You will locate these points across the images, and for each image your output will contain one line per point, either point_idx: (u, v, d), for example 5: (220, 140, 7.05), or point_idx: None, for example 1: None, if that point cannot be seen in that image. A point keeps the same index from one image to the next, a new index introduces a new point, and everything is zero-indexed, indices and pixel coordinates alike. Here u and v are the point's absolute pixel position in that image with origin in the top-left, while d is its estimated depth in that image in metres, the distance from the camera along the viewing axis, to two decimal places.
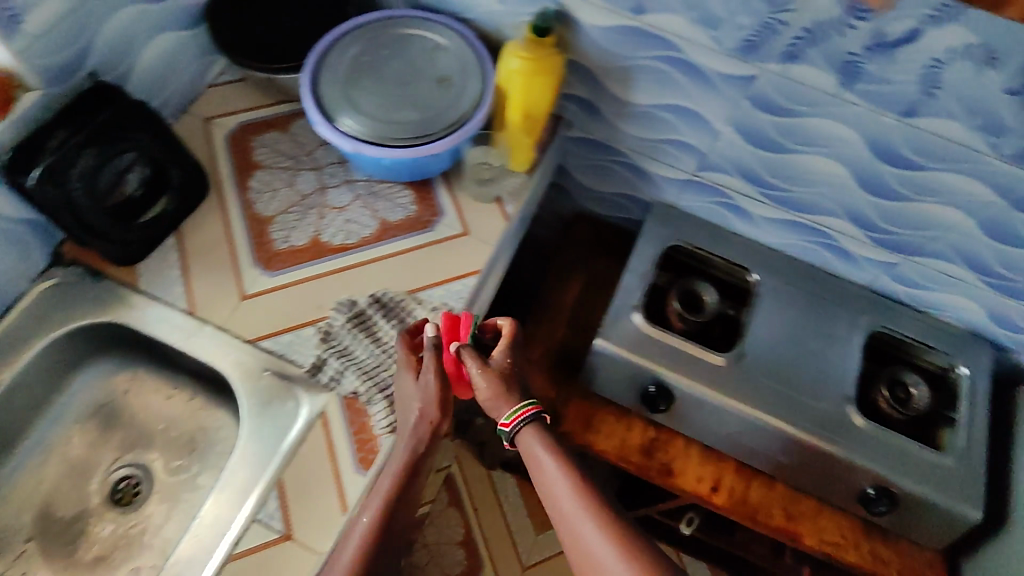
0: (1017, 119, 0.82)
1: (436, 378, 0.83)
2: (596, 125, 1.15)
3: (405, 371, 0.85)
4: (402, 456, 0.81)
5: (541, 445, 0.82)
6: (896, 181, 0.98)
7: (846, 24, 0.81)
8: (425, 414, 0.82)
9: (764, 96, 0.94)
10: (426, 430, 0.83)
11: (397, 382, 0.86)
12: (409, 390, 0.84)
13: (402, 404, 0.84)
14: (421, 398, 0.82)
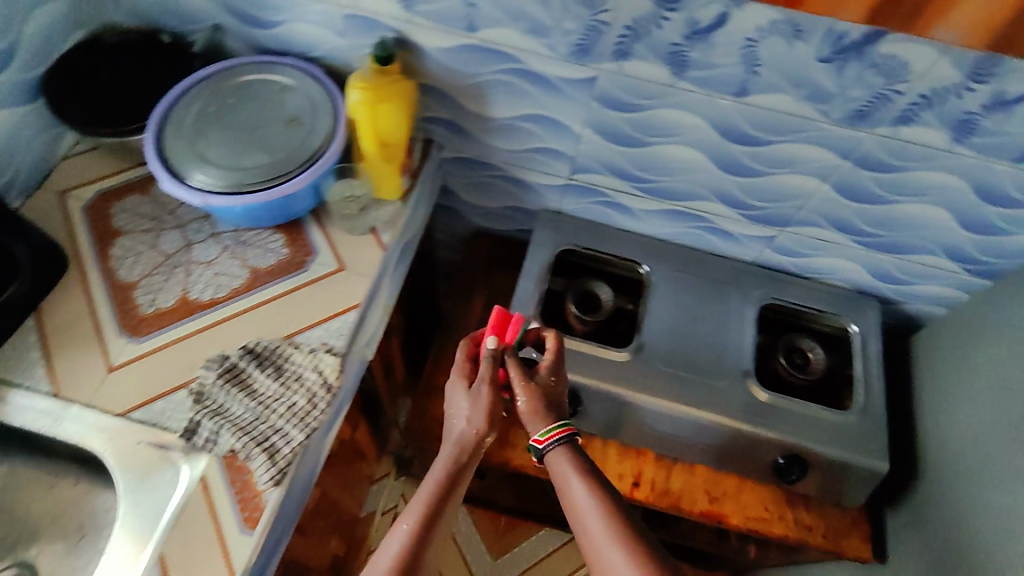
0: (837, 85, 0.86)
1: (487, 388, 0.91)
2: (466, 143, 1.16)
3: (458, 386, 0.93)
4: (443, 464, 0.87)
5: (568, 466, 0.84)
6: (749, 159, 1.01)
7: (660, 17, 0.83)
8: (472, 425, 0.89)
9: (608, 94, 0.96)
10: (472, 440, 0.89)
11: (450, 398, 0.93)
12: (461, 402, 0.91)
13: (452, 421, 0.91)
14: (471, 407, 0.90)
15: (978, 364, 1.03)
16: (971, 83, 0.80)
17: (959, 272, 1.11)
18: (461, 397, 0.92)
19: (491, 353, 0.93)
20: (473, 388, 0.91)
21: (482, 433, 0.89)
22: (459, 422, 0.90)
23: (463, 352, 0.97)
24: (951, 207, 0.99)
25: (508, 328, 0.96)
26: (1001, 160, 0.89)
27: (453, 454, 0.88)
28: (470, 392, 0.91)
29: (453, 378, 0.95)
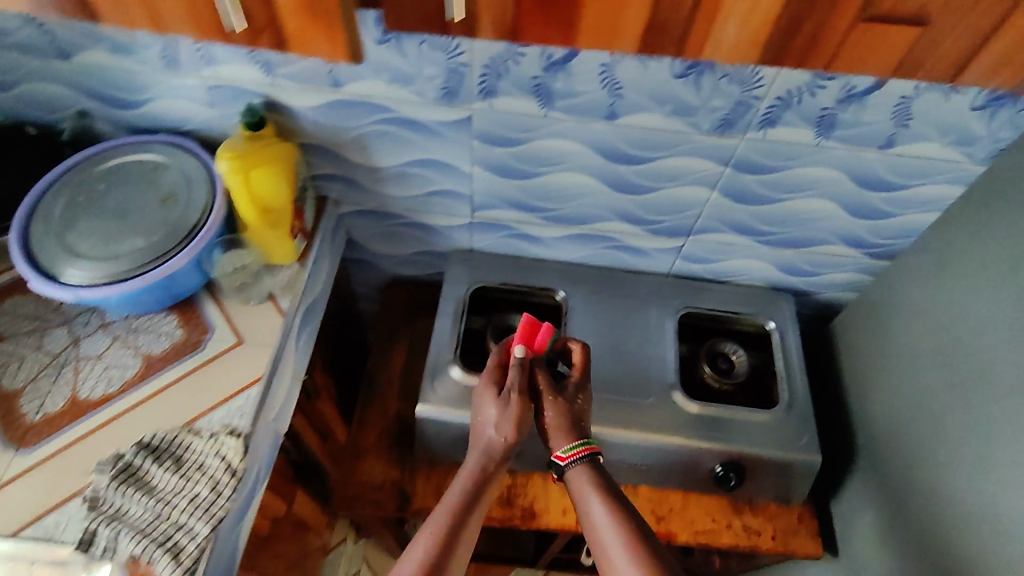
0: (698, 97, 0.88)
1: (516, 398, 0.90)
2: (361, 196, 1.15)
3: (487, 396, 0.92)
4: (470, 473, 0.87)
5: (589, 483, 0.84)
6: (636, 176, 1.02)
7: (515, 54, 0.84)
8: (498, 433, 0.89)
9: (486, 131, 0.97)
10: (497, 450, 0.89)
11: (480, 406, 0.93)
12: (489, 412, 0.91)
13: (480, 430, 0.91)
14: (503, 415, 0.90)
15: (891, 342, 1.05)
16: (819, 81, 0.83)
17: (860, 257, 1.14)
18: (489, 406, 0.92)
19: (520, 362, 0.92)
20: (503, 397, 0.90)
21: (508, 443, 0.89)
22: (487, 430, 0.90)
23: (493, 360, 0.96)
24: (835, 197, 1.01)
25: (534, 339, 0.94)
26: (868, 148, 0.92)
27: (478, 462, 0.88)
28: (499, 402, 0.90)
29: (481, 387, 0.94)
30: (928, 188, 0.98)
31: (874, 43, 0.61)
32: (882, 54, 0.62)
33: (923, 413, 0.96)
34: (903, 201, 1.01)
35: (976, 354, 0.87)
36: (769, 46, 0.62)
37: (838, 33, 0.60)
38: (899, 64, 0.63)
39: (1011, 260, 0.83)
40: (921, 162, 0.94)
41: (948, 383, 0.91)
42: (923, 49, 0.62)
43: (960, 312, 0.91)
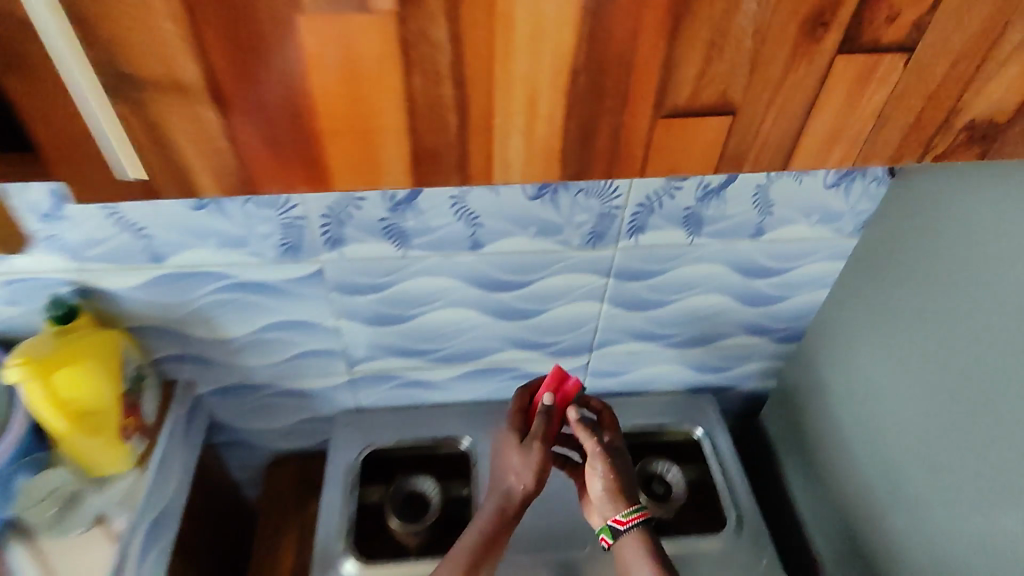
0: (560, 216, 0.83)
1: (540, 445, 0.86)
2: (217, 372, 1.00)
3: (510, 441, 0.89)
4: (491, 517, 0.87)
5: (639, 548, 0.83)
6: (518, 301, 0.95)
7: (353, 200, 0.77)
8: (521, 480, 0.87)
9: (343, 281, 0.87)
10: (520, 496, 0.88)
11: (501, 449, 0.90)
12: (512, 457, 0.88)
13: (502, 471, 0.90)
14: (526, 465, 0.87)
15: (827, 425, 0.98)
16: (673, 182, 0.81)
17: (769, 343, 1.08)
18: (511, 445, 0.89)
19: (548, 411, 0.86)
20: (526, 444, 0.87)
21: (531, 491, 0.87)
22: (509, 476, 0.88)
23: (515, 403, 0.93)
24: (725, 289, 0.97)
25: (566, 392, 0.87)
26: (741, 239, 0.90)
27: (499, 504, 0.88)
28: (523, 450, 0.87)
29: (505, 428, 0.91)
30: (811, 268, 0.96)
31: (689, 140, 0.47)
32: (706, 153, 0.49)
33: (880, 502, 0.87)
34: (792, 283, 0.98)
35: (914, 427, 0.80)
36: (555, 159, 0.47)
37: (641, 128, 0.46)
38: (732, 163, 0.50)
39: (918, 322, 0.79)
40: (798, 244, 0.92)
41: (898, 464, 0.83)
42: (759, 142, 0.48)
43: (886, 383, 0.85)
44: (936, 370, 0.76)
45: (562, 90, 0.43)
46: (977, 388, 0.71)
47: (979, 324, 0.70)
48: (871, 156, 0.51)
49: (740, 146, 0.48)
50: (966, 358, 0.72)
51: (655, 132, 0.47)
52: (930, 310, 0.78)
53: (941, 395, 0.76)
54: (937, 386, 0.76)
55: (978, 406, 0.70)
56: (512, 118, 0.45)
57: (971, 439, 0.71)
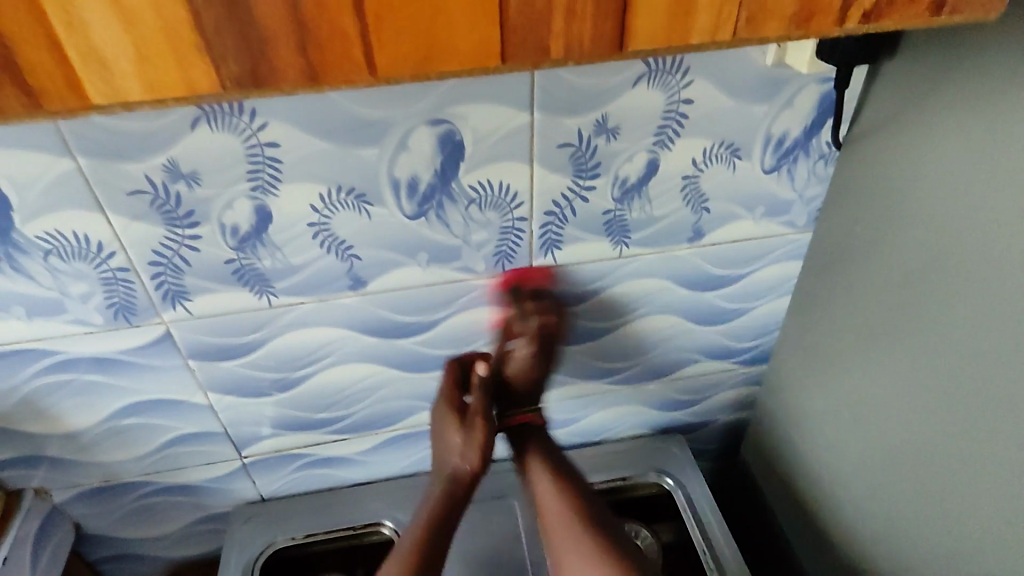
0: (455, 236, 0.68)
1: (481, 422, 0.76)
2: (76, 473, 0.81)
3: (446, 418, 0.77)
4: (438, 502, 0.77)
5: (533, 451, 0.81)
6: (428, 348, 0.78)
7: (184, 239, 0.62)
8: (465, 461, 0.76)
9: (199, 344, 0.70)
10: (465, 478, 0.77)
11: (439, 429, 0.78)
12: (452, 438, 0.77)
13: (444, 450, 0.78)
14: (468, 446, 0.76)
15: (816, 456, 0.82)
16: (582, 181, 0.67)
17: (734, 366, 0.93)
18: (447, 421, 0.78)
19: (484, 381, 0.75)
20: (468, 422, 0.76)
21: (480, 472, 0.77)
22: (451, 457, 0.77)
23: (444, 374, 0.78)
24: (672, 307, 0.83)
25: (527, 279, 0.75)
26: (678, 244, 0.76)
27: (446, 488, 0.77)
28: (465, 429, 0.76)
29: (438, 408, 0.78)
30: (765, 272, 0.82)
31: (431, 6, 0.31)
32: (468, 32, 0.32)
33: (891, 547, 0.70)
34: (745, 293, 0.84)
35: (903, 435, 0.66)
36: (225, 48, 0.31)
37: (349, 21, 0.31)
38: (511, 45, 0.33)
39: (899, 316, 0.65)
40: (745, 244, 0.78)
41: (905, 496, 0.67)
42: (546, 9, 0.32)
43: (875, 395, 0.70)
44: (934, 374, 0.61)
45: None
46: (986, 391, 0.56)
47: (959, 301, 0.58)
48: (722, 27, 0.34)
49: (517, 17, 0.32)
50: (938, 340, 0.60)
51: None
52: (895, 293, 0.65)
53: (944, 404, 0.60)
54: (937, 393, 0.61)
55: (991, 396, 0.55)
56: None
57: (988, 457, 0.56)
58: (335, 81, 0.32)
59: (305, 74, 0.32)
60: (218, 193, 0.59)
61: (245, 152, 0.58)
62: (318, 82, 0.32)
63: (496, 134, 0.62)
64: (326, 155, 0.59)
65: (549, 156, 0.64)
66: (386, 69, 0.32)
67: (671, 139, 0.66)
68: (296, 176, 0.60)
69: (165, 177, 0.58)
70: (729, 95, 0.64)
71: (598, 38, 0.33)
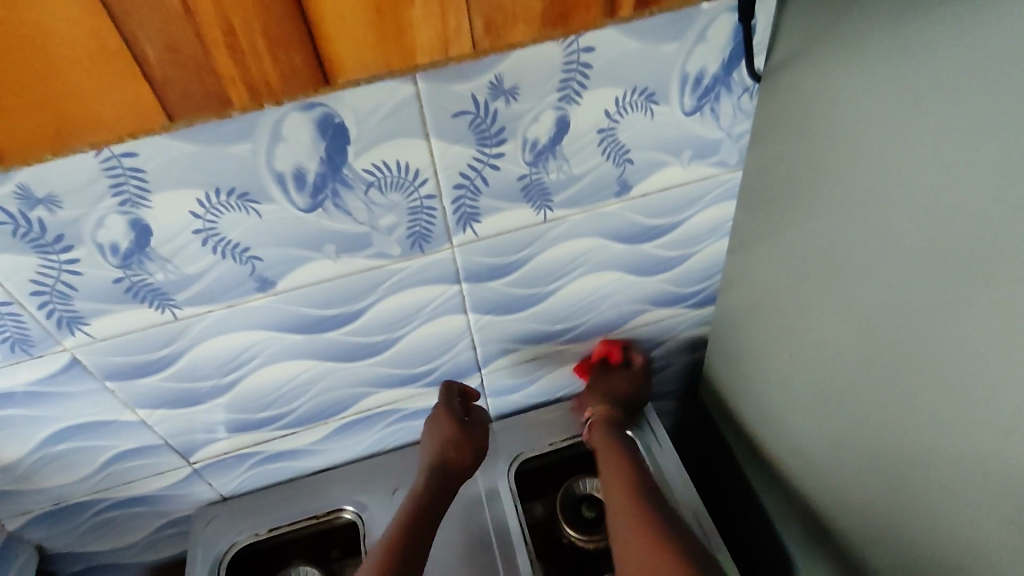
0: (360, 224, 0.64)
1: (475, 425, 0.85)
2: (22, 502, 0.79)
3: (441, 417, 0.83)
4: (426, 494, 0.80)
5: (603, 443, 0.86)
6: (360, 338, 0.75)
7: (61, 265, 0.57)
8: (457, 456, 0.83)
9: (112, 365, 0.67)
10: (453, 472, 0.82)
11: (431, 431, 0.84)
12: (445, 435, 0.83)
13: (431, 445, 0.83)
14: (465, 441, 0.83)
15: (767, 397, 0.81)
16: (488, 149, 0.62)
17: (684, 311, 0.91)
18: (442, 420, 0.84)
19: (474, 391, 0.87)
20: (465, 421, 0.84)
21: (466, 469, 0.83)
22: (444, 452, 0.83)
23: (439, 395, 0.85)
24: (611, 263, 0.79)
25: (449, 256, 0.71)
26: (605, 201, 0.71)
27: (432, 481, 0.81)
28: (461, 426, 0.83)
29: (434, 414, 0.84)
30: (701, 216, 0.78)
31: (62, 81, 0.44)
32: (118, 100, 0.46)
33: (846, 492, 0.69)
34: (684, 239, 0.80)
35: (842, 379, 0.65)
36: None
37: None
38: (176, 100, 0.47)
39: (835, 260, 0.61)
40: (677, 191, 0.74)
41: (857, 445, 0.65)
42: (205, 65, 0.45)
43: (815, 340, 0.68)
44: (871, 322, 0.58)
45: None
46: (919, 335, 0.53)
47: (887, 239, 0.54)
48: (447, 38, 0.42)
49: (160, 64, 0.44)
50: (868, 282, 0.57)
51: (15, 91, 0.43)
52: (826, 233, 0.62)
53: (882, 353, 0.58)
54: (874, 340, 0.58)
55: (921, 336, 0.53)
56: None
57: (918, 396, 0.55)
58: None
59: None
60: (85, 212, 0.54)
61: (101, 167, 0.52)
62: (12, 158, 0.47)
63: (379, 111, 0.56)
64: (194, 156, 0.54)
65: (446, 128, 0.59)
66: (70, 139, 0.47)
67: (578, 93, 0.61)
68: (166, 183, 0.55)
69: (21, 205, 0.53)
70: (634, 36, 0.58)
71: (297, 77, 0.48)
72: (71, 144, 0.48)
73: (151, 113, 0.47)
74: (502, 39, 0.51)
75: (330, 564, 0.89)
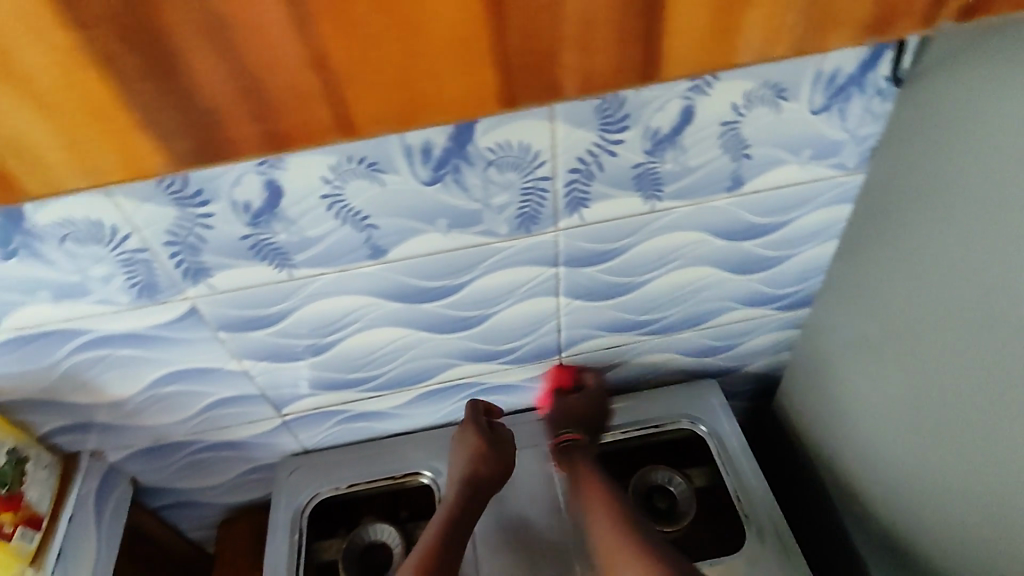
0: (474, 201, 0.65)
1: (502, 440, 0.85)
2: (126, 435, 0.84)
3: (468, 434, 0.84)
4: (448, 515, 0.80)
5: (589, 478, 0.81)
6: (454, 311, 0.77)
7: (196, 218, 0.60)
8: (485, 470, 0.83)
9: (226, 317, 0.70)
10: (483, 487, 0.83)
11: (458, 447, 0.85)
12: (471, 450, 0.84)
13: (459, 462, 0.84)
14: (491, 456, 0.83)
15: (860, 407, 0.79)
16: (609, 135, 0.62)
17: (773, 313, 0.89)
18: (468, 436, 0.85)
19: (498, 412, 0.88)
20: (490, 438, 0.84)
21: (497, 482, 0.84)
22: (472, 467, 0.83)
23: (466, 416, 0.86)
24: (709, 259, 0.78)
25: (554, 239, 0.71)
26: (716, 195, 0.70)
27: (462, 495, 0.82)
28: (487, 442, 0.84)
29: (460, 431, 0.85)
30: (809, 218, 0.76)
31: (418, 66, 0.32)
32: (454, 52, 0.32)
33: (944, 513, 0.68)
34: (788, 240, 0.78)
35: (956, 399, 0.64)
36: (172, 129, 0.33)
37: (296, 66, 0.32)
38: (512, 79, 0.34)
39: (969, 279, 0.59)
40: (789, 191, 0.72)
41: (966, 472, 0.64)
42: (551, 50, 0.33)
43: (934, 363, 0.65)
44: (1000, 351, 0.57)
45: (227, 48, 0.30)
46: None
47: None
48: (772, 39, 0.34)
49: (516, 67, 0.34)
50: (1003, 303, 0.56)
51: (347, 46, 0.31)
52: (959, 248, 0.60)
53: (1013, 384, 0.56)
54: (999, 366, 0.57)
55: None
56: (36, 62, 0.29)
57: None
58: (306, 143, 0.35)
59: (344, 130, 0.35)
60: (225, 170, 0.57)
61: None
62: (359, 130, 0.35)
63: None
64: None
65: (573, 111, 0.59)
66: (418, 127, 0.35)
67: (709, 84, 0.60)
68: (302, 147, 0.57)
69: None
70: None
71: (623, 71, 0.35)
72: (416, 125, 0.35)
73: (485, 75, 0.34)
74: (821, 36, 0.35)
75: (401, 523, 0.91)
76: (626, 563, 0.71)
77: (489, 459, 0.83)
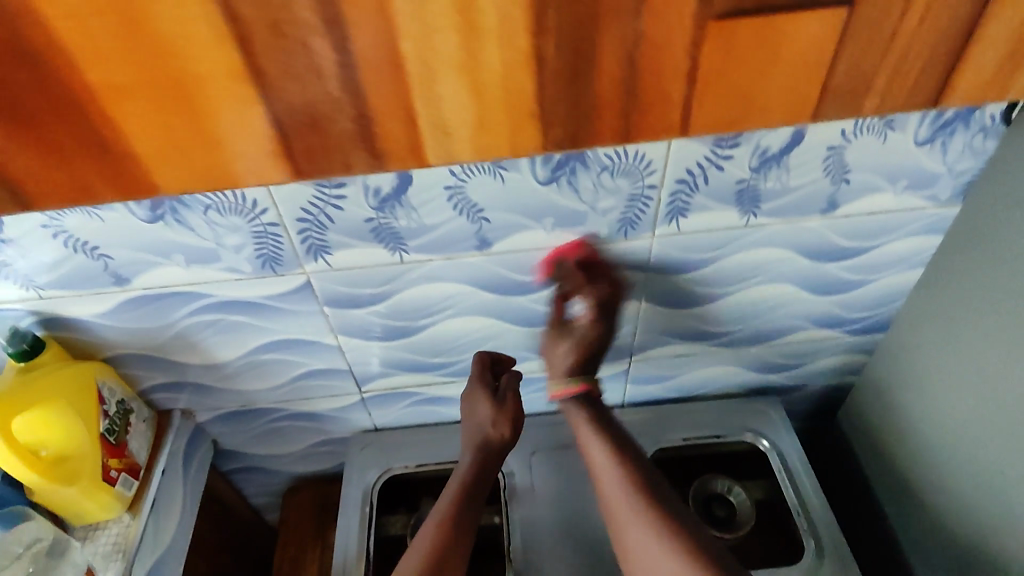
0: (582, 203, 0.68)
1: (512, 396, 0.84)
2: (217, 398, 0.89)
3: (477, 395, 0.83)
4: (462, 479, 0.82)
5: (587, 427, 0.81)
6: (542, 306, 0.80)
7: (330, 199, 0.64)
8: (497, 430, 0.83)
9: (334, 293, 0.75)
10: (496, 449, 0.84)
11: (468, 406, 0.84)
12: (482, 412, 0.83)
13: (471, 424, 0.84)
14: (502, 417, 0.83)
15: (930, 435, 0.81)
16: (721, 150, 0.65)
17: (844, 335, 0.91)
18: (478, 398, 0.83)
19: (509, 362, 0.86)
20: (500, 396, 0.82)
21: (508, 444, 0.85)
22: (484, 428, 0.83)
23: (474, 369, 0.84)
24: (792, 276, 0.81)
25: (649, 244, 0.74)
26: (810, 215, 0.73)
27: (478, 457, 0.83)
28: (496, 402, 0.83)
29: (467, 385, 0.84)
30: (895, 245, 0.78)
31: (761, 84, 0.49)
32: (791, 76, 0.48)
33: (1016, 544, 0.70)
34: (871, 265, 0.81)
35: None
36: (563, 114, 0.49)
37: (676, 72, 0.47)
38: (821, 102, 0.50)
39: None
40: (880, 218, 0.74)
41: None
42: (859, 83, 0.49)
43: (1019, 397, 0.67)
44: None
45: (636, 58, 0.46)
46: None
47: None
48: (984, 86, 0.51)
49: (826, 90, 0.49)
50: None
51: (718, 65, 0.47)
52: None
53: None
54: None
55: None
56: (490, 62, 0.45)
57: None
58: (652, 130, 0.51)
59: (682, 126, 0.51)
60: None
61: None
62: (690, 130, 0.52)
63: None
64: None
65: None
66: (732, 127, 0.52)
67: None
68: None
69: None
70: None
71: (915, 90, 0.50)
72: (735, 128, 0.52)
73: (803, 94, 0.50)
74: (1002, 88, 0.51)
75: None
76: (631, 513, 0.73)
77: (501, 421, 0.83)
